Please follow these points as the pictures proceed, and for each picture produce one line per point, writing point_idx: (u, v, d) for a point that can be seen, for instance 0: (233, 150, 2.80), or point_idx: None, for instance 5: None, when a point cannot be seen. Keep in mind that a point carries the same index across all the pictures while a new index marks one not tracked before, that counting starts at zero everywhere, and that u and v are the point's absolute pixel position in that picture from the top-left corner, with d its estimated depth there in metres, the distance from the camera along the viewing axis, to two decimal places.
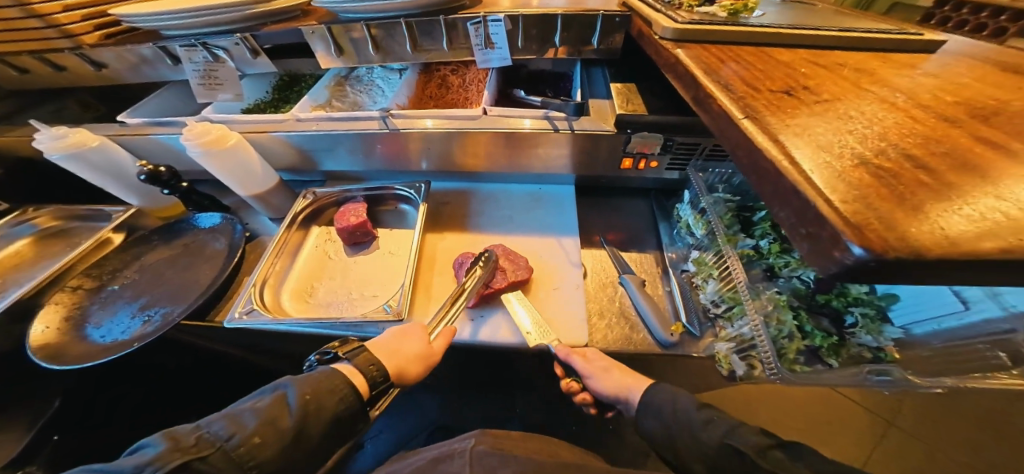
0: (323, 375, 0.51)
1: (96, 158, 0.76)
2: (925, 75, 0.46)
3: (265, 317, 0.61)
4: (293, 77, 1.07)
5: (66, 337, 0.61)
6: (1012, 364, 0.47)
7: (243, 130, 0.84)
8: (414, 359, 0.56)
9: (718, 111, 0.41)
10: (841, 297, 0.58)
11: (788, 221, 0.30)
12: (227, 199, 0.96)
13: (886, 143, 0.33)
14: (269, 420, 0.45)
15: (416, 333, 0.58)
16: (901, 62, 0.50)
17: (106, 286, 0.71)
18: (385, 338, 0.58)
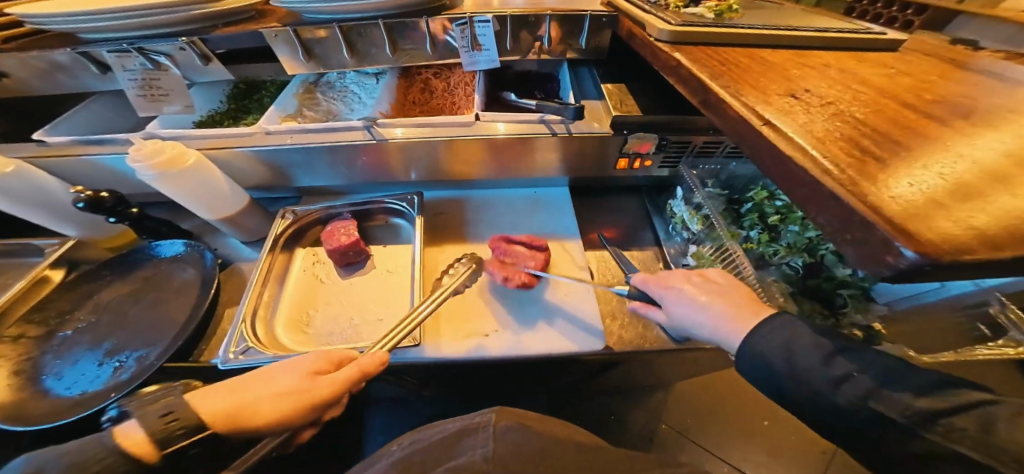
0: (81, 444, 0.35)
1: (15, 185, 0.64)
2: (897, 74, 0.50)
3: (266, 355, 0.54)
4: (250, 84, 0.96)
5: (18, 396, 0.52)
6: (992, 334, 0.57)
7: (200, 146, 0.74)
8: (265, 408, 0.43)
9: (732, 116, 0.41)
10: (830, 281, 0.65)
11: (830, 226, 0.30)
12: (186, 223, 0.85)
13: (895, 144, 0.34)
14: None
15: (290, 368, 0.46)
16: (875, 61, 0.54)
17: (56, 332, 0.61)
18: (239, 377, 0.45)
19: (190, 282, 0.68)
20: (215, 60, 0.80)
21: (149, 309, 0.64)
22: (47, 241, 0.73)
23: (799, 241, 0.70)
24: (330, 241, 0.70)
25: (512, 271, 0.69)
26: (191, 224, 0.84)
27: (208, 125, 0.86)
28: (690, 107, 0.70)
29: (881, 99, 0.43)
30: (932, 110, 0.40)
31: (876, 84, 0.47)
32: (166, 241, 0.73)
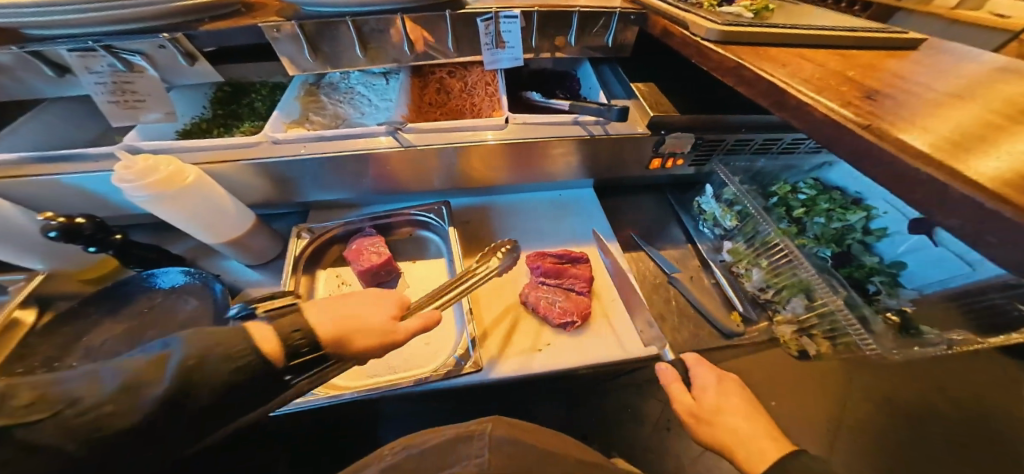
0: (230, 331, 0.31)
1: None
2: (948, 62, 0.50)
3: (321, 397, 0.52)
4: (236, 87, 0.85)
5: None
6: None
7: (196, 160, 0.65)
8: (367, 336, 0.39)
9: (820, 119, 0.41)
10: (860, 269, 0.68)
11: (964, 230, 0.29)
12: (176, 247, 0.74)
13: (1004, 138, 0.34)
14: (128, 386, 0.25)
15: (378, 305, 0.42)
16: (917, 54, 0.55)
17: None
18: (346, 297, 0.40)
19: (197, 315, 0.59)
20: (201, 60, 0.70)
21: None
22: (9, 278, 0.62)
23: (827, 232, 0.73)
24: (359, 260, 0.65)
25: (552, 306, 0.65)
26: (182, 248, 0.74)
27: (195, 135, 0.75)
28: (722, 106, 0.71)
29: (954, 89, 0.43)
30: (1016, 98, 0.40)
31: (937, 76, 0.47)
32: (162, 270, 0.64)
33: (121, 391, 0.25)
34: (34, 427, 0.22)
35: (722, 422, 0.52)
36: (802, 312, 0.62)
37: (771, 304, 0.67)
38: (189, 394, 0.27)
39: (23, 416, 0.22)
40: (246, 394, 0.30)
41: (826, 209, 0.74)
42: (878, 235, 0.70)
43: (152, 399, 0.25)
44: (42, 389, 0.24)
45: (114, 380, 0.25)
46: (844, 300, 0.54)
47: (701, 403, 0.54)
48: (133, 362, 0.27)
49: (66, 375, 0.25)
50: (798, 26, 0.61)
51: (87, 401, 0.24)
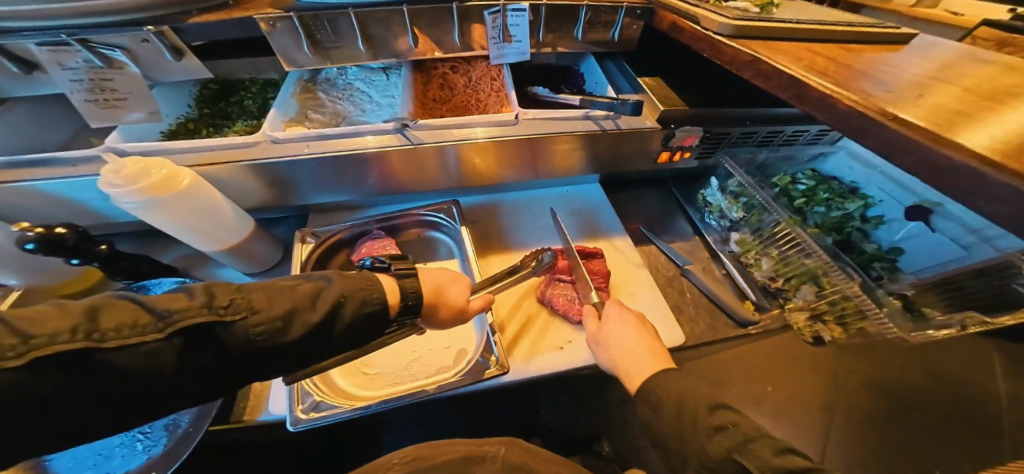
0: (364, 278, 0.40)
1: None
2: (952, 54, 0.53)
3: (344, 409, 0.49)
4: (223, 84, 0.80)
5: None
6: None
7: (186, 163, 0.60)
8: (447, 309, 0.47)
9: (844, 111, 0.43)
10: (861, 256, 0.70)
11: (1002, 215, 0.31)
12: (166, 257, 0.69)
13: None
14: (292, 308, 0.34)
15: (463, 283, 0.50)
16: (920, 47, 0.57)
17: None
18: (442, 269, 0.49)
19: None
20: (187, 55, 0.65)
21: None
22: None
23: (827, 221, 0.75)
24: None
25: (574, 304, 0.65)
26: (171, 257, 0.70)
27: (183, 136, 0.70)
28: (729, 99, 0.72)
29: (962, 80, 0.45)
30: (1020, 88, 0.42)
31: (942, 67, 0.49)
32: (155, 281, 0.59)
33: (290, 310, 0.33)
34: (228, 325, 0.30)
35: (614, 346, 0.52)
36: (812, 299, 0.64)
37: (782, 293, 0.68)
38: (330, 326, 0.36)
39: (228, 314, 0.31)
40: (361, 338, 0.39)
41: (825, 198, 0.77)
42: (876, 222, 0.73)
43: (304, 323, 0.34)
44: (240, 294, 0.33)
45: (287, 301, 0.34)
46: (860, 285, 0.56)
47: (601, 331, 0.55)
48: (301, 288, 0.36)
49: (252, 286, 0.34)
50: (804, 21, 0.62)
51: (266, 313, 0.32)
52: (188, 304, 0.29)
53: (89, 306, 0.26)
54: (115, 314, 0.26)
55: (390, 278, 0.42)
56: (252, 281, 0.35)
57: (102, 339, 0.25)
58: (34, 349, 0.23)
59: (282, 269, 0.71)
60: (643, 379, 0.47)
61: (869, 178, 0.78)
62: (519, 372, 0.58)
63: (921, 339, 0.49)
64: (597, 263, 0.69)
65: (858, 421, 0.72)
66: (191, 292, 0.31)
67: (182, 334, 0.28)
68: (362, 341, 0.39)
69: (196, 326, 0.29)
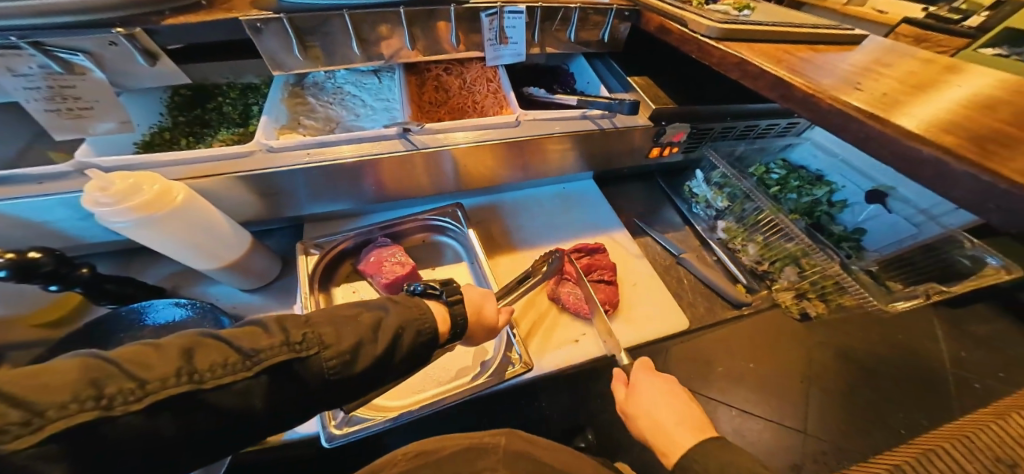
0: (419, 307, 0.43)
1: None
2: (906, 53, 0.59)
3: (378, 422, 0.50)
4: (198, 90, 0.75)
5: None
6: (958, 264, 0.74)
7: (173, 176, 0.55)
8: (482, 328, 0.51)
9: (825, 110, 0.48)
10: (832, 237, 0.78)
11: (964, 198, 0.36)
12: (152, 277, 0.65)
13: (984, 120, 0.41)
14: (359, 342, 0.37)
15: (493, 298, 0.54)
16: (880, 47, 0.63)
17: None
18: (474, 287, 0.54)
19: None
20: (161, 57, 0.57)
21: None
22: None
23: (800, 206, 0.82)
24: (380, 273, 0.62)
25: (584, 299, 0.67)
26: (155, 277, 0.65)
27: (159, 147, 0.65)
28: (711, 97, 0.77)
29: (920, 77, 0.51)
30: (966, 83, 0.49)
31: (902, 65, 0.56)
32: (149, 304, 0.56)
33: (357, 344, 0.36)
34: (303, 360, 0.33)
35: (641, 413, 0.48)
36: (796, 279, 0.70)
37: (769, 275, 0.75)
38: (390, 358, 0.39)
39: (303, 350, 0.34)
40: (415, 362, 0.42)
41: (796, 186, 0.84)
42: (840, 207, 0.81)
43: (370, 355, 0.37)
44: (311, 329, 0.35)
45: (353, 334, 0.37)
46: (840, 264, 0.62)
47: (628, 398, 0.51)
48: (363, 319, 0.39)
49: (318, 320, 0.37)
50: (780, 23, 0.68)
51: (336, 347, 0.35)
52: (270, 342, 0.32)
53: (185, 345, 0.29)
54: (209, 355, 0.29)
55: (440, 307, 0.46)
56: (316, 313, 0.37)
57: (203, 379, 0.28)
58: (150, 394, 0.26)
59: (283, 282, 0.68)
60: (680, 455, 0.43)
61: (832, 166, 0.86)
62: (544, 367, 0.61)
63: (893, 310, 0.57)
64: (600, 258, 0.72)
65: (833, 392, 1.02)
66: (267, 328, 0.34)
67: (268, 371, 0.31)
68: (417, 364, 0.43)
69: (279, 363, 0.32)
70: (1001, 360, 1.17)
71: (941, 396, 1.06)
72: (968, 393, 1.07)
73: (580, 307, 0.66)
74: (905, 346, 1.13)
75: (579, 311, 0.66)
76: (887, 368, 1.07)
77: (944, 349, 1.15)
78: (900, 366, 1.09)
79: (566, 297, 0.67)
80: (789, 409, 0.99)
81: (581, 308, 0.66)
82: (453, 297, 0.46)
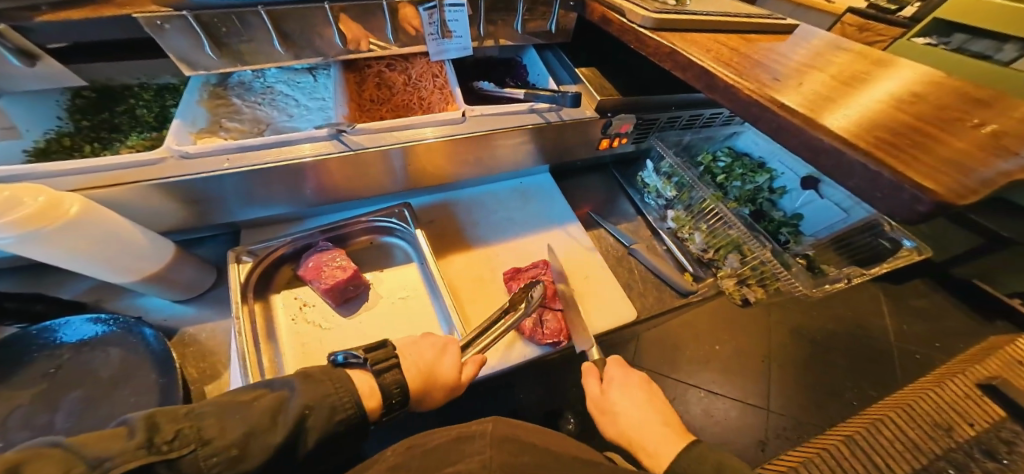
0: (337, 386, 0.42)
1: None
2: (827, 44, 0.62)
3: None
4: (103, 92, 0.68)
5: None
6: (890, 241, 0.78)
7: (70, 187, 0.50)
8: (439, 389, 0.50)
9: (745, 101, 0.50)
10: (771, 223, 0.81)
11: (861, 187, 0.39)
12: (66, 292, 0.60)
13: (888, 113, 0.44)
14: (251, 430, 0.34)
15: (450, 351, 0.53)
16: (805, 38, 0.66)
17: None
18: (421, 349, 0.52)
19: (128, 366, 0.51)
20: (41, 53, 0.53)
21: (84, 419, 0.47)
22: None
23: (744, 193, 0.85)
24: (319, 279, 0.59)
25: (541, 326, 0.62)
26: (71, 293, 0.60)
27: (55, 156, 0.58)
28: (657, 89, 0.79)
29: (839, 73, 0.53)
30: (873, 75, 0.52)
31: (825, 57, 0.58)
32: (63, 321, 0.51)
33: (248, 434, 0.34)
34: (173, 461, 0.30)
35: (620, 414, 0.53)
36: (737, 265, 0.72)
37: (714, 262, 0.77)
38: (292, 443, 0.37)
39: (173, 449, 0.30)
40: (333, 443, 0.41)
41: (740, 174, 0.87)
42: (781, 193, 0.84)
43: (265, 445, 0.35)
44: (188, 423, 0.32)
45: (243, 423, 0.34)
46: (771, 250, 0.66)
47: (607, 397, 0.55)
48: (259, 404, 0.37)
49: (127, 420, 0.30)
50: (717, 15, 0.69)
51: (219, 441, 0.33)
52: (124, 445, 0.28)
53: (10, 460, 0.23)
54: (45, 461, 0.24)
55: (366, 377, 0.45)
56: None
57: None
58: None
59: (217, 293, 0.65)
60: (660, 453, 0.47)
61: (771, 152, 0.89)
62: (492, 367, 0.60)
63: (820, 293, 0.61)
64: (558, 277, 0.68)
65: (786, 369, 1.10)
66: (130, 426, 0.30)
67: None
68: (330, 446, 0.41)
69: (137, 468, 0.28)
70: (939, 333, 1.26)
71: (886, 365, 1.14)
72: (908, 362, 1.17)
73: (547, 335, 0.61)
74: (848, 320, 1.22)
75: (544, 338, 0.61)
76: (832, 342, 1.17)
77: (887, 323, 1.24)
78: (847, 340, 1.18)
79: (543, 320, 0.63)
80: (750, 388, 1.06)
81: (546, 335, 0.62)
82: (381, 364, 0.47)
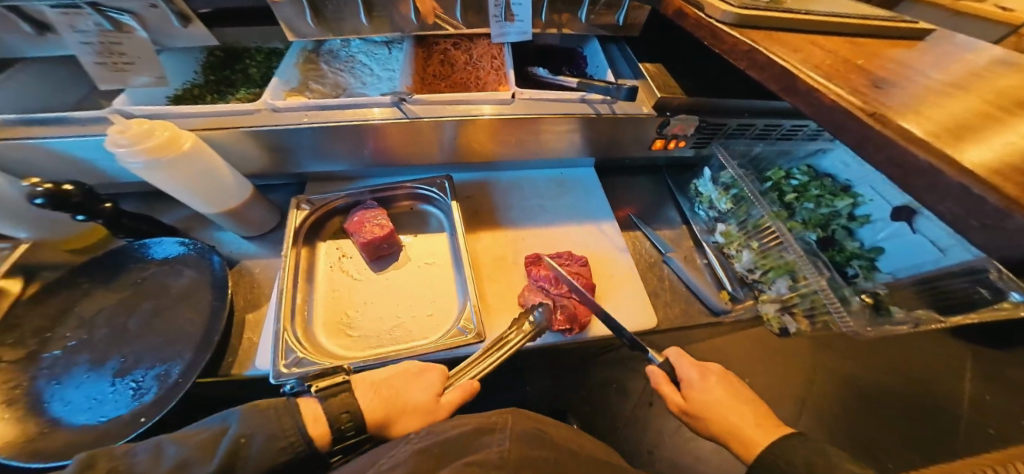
0: (277, 412, 0.41)
1: None
2: (957, 56, 0.52)
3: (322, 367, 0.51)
4: (229, 52, 0.82)
5: (19, 432, 0.45)
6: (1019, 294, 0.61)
7: (192, 126, 0.63)
8: (410, 414, 0.47)
9: (827, 106, 0.45)
10: (842, 253, 0.70)
11: (952, 212, 0.33)
12: (169, 217, 0.75)
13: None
14: (186, 460, 0.35)
15: (421, 383, 0.50)
16: (928, 48, 0.56)
17: (42, 353, 0.53)
18: (391, 373, 0.50)
19: (198, 281, 0.62)
20: (208, 29, 0.72)
21: (161, 314, 0.58)
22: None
23: (815, 217, 0.74)
24: (360, 232, 0.65)
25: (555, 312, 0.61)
26: (173, 218, 0.75)
27: (187, 101, 0.73)
28: (726, 91, 0.73)
29: (957, 87, 0.44)
30: (1009, 92, 0.42)
31: (941, 71, 0.49)
32: (157, 240, 0.65)
33: (182, 465, 0.34)
34: None
35: (714, 416, 0.50)
36: (785, 292, 0.65)
37: (758, 285, 0.70)
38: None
39: None
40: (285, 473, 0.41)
41: (815, 195, 0.76)
42: (860, 222, 0.72)
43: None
44: (123, 460, 0.34)
45: (179, 456, 0.35)
46: (826, 280, 0.58)
47: (692, 398, 0.53)
48: (199, 437, 0.38)
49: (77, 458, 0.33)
50: (811, 13, 0.62)
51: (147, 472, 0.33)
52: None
53: None
54: None
55: (314, 404, 0.44)
56: None
57: None
58: None
59: (278, 234, 0.75)
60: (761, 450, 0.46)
61: (861, 175, 0.76)
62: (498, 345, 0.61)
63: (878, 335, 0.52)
64: (582, 269, 0.68)
65: None
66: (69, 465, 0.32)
67: None
68: None
69: None
70: None
71: None
72: None
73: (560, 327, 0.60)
74: None
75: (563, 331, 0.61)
76: None
77: None
78: None
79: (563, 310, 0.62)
80: None
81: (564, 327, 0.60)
82: (329, 388, 0.45)
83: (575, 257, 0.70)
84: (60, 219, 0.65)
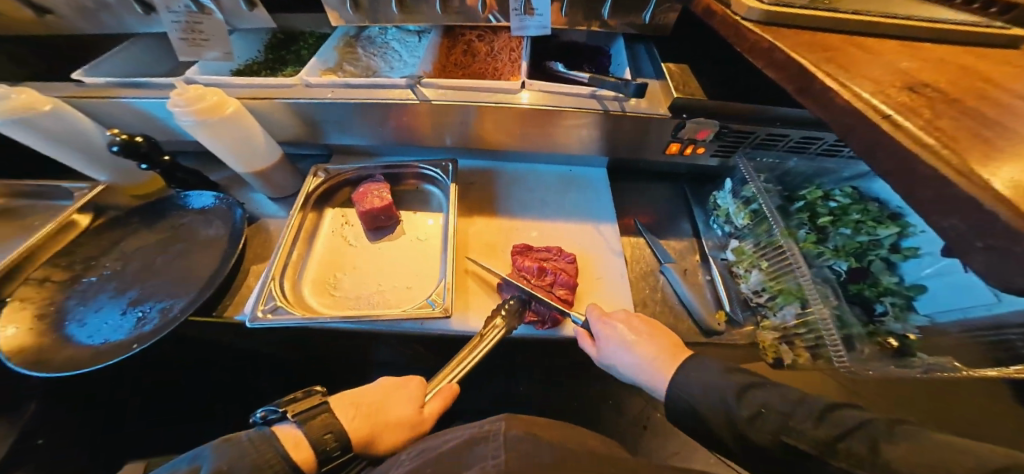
0: (249, 446, 0.42)
1: (49, 124, 0.66)
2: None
3: (294, 317, 0.56)
4: (288, 35, 0.93)
5: (41, 339, 0.55)
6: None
7: (238, 95, 0.73)
8: (394, 428, 0.53)
9: (842, 108, 0.40)
10: (874, 287, 0.60)
11: (956, 231, 0.27)
12: (216, 174, 0.87)
13: None
14: None
15: (404, 398, 0.55)
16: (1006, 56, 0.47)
17: (82, 277, 0.65)
18: (374, 389, 0.56)
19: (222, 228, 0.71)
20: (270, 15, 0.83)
21: (186, 254, 0.68)
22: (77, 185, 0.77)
23: (849, 244, 0.64)
24: (362, 202, 0.70)
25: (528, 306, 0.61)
26: (218, 177, 0.87)
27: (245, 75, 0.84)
28: (753, 95, 0.67)
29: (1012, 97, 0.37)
30: None
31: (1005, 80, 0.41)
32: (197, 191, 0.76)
33: None
34: None
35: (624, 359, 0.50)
36: (791, 321, 0.58)
37: (762, 309, 0.63)
38: None
39: None
40: None
41: (854, 220, 0.66)
42: (904, 254, 0.62)
43: None
44: None
45: None
46: (832, 312, 0.51)
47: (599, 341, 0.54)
48: None
49: None
50: (865, 13, 0.55)
51: None
52: None
53: None
54: None
55: (291, 432, 0.46)
56: None
57: None
58: None
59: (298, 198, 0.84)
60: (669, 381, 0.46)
61: None
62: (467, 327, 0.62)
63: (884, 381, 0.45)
64: (568, 265, 0.66)
65: None
66: None
67: None
68: None
69: None
70: None
71: None
72: None
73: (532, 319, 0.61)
74: None
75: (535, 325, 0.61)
76: None
77: None
78: None
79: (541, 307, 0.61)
80: None
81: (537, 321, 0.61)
82: (305, 412, 0.48)
83: (563, 253, 0.68)
84: (127, 166, 0.78)
